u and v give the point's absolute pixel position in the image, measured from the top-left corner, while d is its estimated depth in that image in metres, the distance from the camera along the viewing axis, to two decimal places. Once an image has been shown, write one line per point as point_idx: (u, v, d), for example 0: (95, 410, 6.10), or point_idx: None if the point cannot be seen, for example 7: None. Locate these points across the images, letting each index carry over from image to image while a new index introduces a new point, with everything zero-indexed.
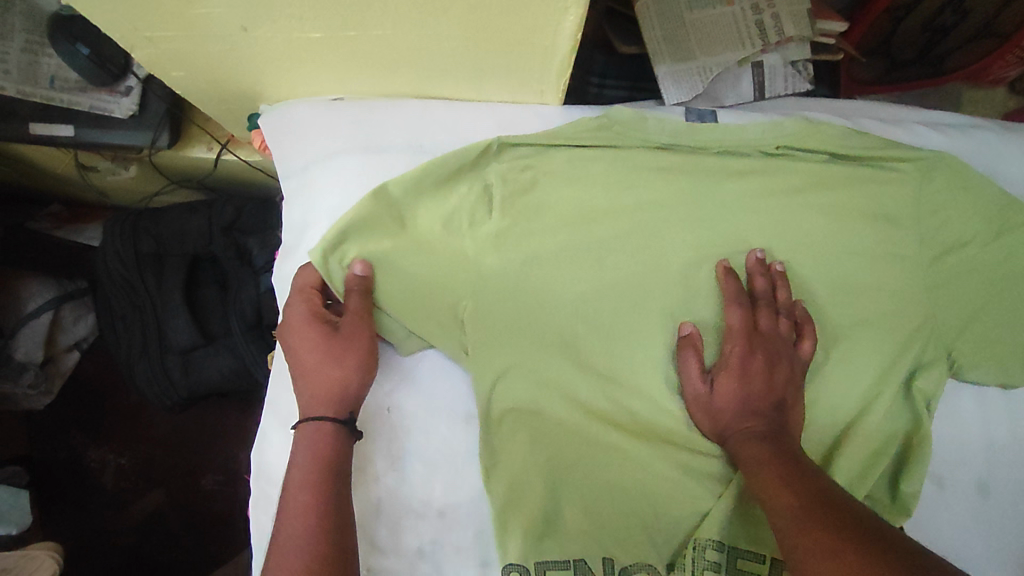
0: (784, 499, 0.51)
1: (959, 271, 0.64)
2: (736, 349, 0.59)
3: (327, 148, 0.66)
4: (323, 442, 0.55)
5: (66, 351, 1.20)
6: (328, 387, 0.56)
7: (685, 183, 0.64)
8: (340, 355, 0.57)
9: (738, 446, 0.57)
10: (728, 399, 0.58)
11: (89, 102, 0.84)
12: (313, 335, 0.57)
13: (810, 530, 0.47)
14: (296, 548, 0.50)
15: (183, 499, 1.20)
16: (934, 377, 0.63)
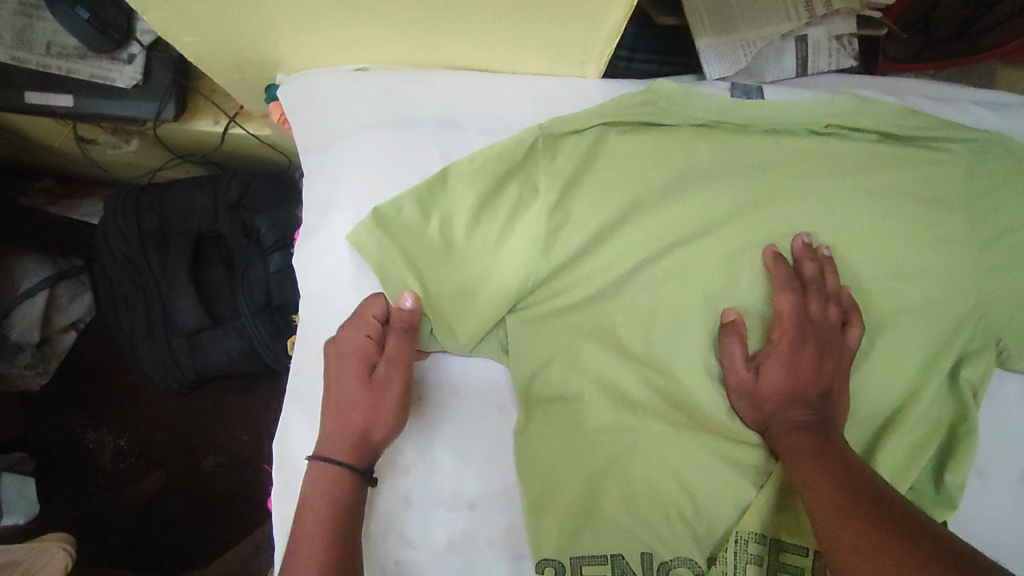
0: (823, 487, 0.49)
1: (1011, 256, 0.61)
2: (785, 337, 0.58)
3: (353, 122, 0.62)
4: (336, 488, 0.51)
5: (63, 331, 1.18)
6: (352, 433, 0.52)
7: (729, 163, 0.61)
8: (375, 405, 0.53)
9: (780, 436, 0.55)
10: (775, 390, 0.57)
11: (89, 70, 0.80)
12: (355, 376, 0.53)
13: (848, 518, 0.46)
14: None
15: (185, 482, 1.17)
16: (982, 367, 0.61)
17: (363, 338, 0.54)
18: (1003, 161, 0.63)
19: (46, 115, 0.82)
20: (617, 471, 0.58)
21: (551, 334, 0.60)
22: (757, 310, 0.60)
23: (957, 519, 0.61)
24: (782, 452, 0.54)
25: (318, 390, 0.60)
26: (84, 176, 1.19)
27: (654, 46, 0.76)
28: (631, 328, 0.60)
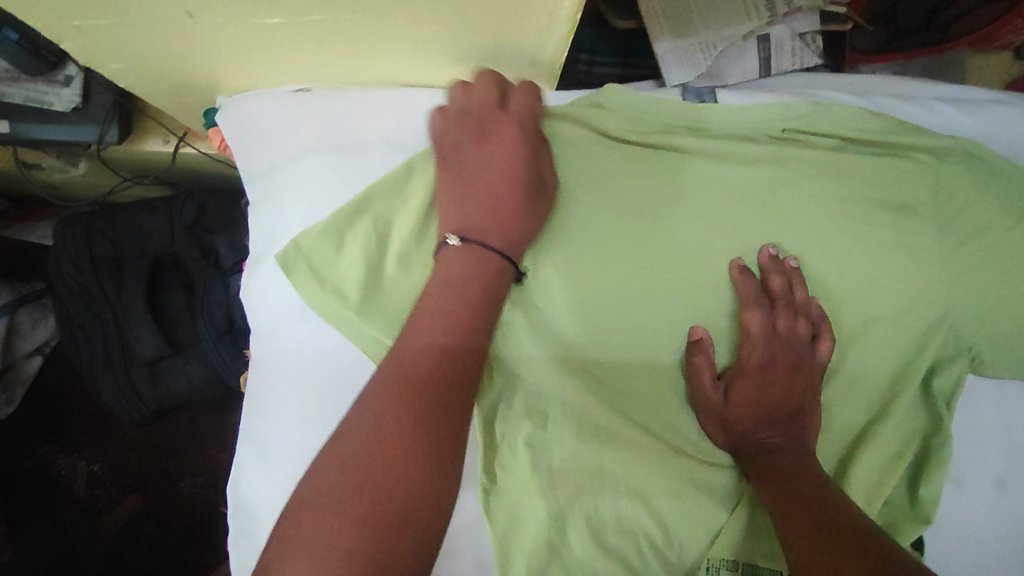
0: (795, 511, 0.48)
1: (982, 259, 0.60)
2: (754, 355, 0.56)
3: (297, 147, 0.59)
4: (488, 257, 0.50)
5: (27, 357, 1.13)
6: (511, 226, 0.52)
7: (686, 176, 0.59)
8: (535, 205, 0.54)
9: (752, 458, 0.54)
10: (748, 407, 0.55)
11: (21, 93, 0.75)
12: (499, 151, 0.54)
13: (822, 542, 0.44)
14: (435, 329, 0.47)
15: (162, 505, 1.15)
16: (952, 375, 0.60)
17: (496, 108, 0.56)
18: (966, 164, 0.61)
19: None
20: (584, 502, 0.56)
21: (512, 361, 0.57)
22: (725, 326, 0.59)
23: (932, 530, 0.60)
24: (755, 474, 0.53)
25: (271, 430, 0.57)
26: (38, 196, 1.15)
27: (614, 49, 0.74)
28: (595, 350, 0.58)
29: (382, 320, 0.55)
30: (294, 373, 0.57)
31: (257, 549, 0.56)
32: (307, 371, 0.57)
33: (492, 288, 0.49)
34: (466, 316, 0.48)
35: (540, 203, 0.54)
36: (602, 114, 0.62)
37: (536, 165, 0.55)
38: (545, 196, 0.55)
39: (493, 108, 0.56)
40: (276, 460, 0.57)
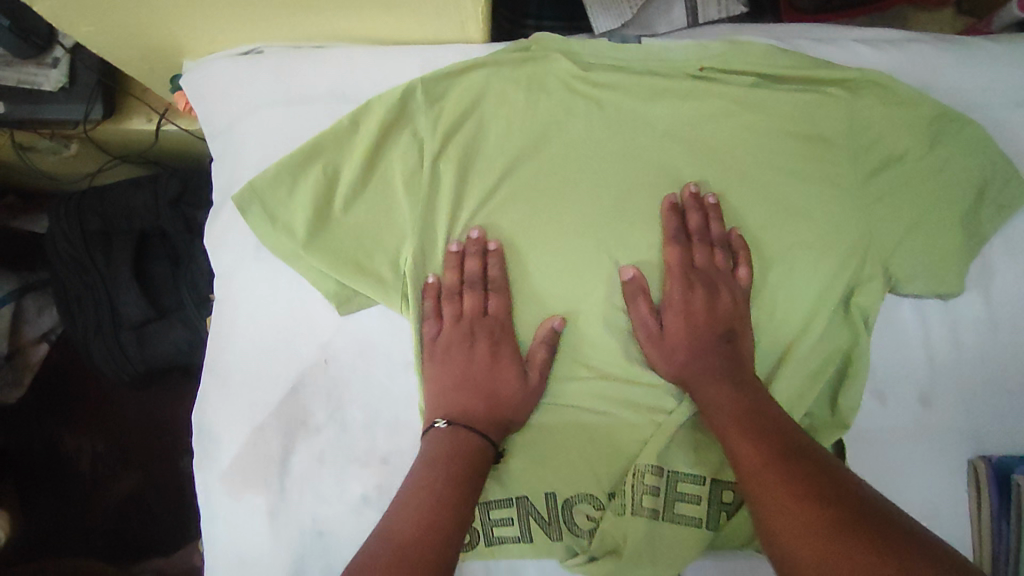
0: (745, 445, 0.51)
1: (891, 184, 0.62)
2: (678, 288, 0.60)
3: (249, 102, 0.64)
4: (470, 439, 0.55)
5: (36, 343, 1.16)
6: (495, 420, 0.57)
7: (609, 113, 0.63)
8: (517, 412, 0.58)
9: (699, 393, 0.57)
10: (681, 342, 0.59)
11: (16, 76, 0.83)
12: (497, 402, 0.58)
13: (774, 475, 0.48)
14: (447, 437, 0.55)
15: (159, 485, 1.16)
16: (873, 293, 0.61)
17: (480, 306, 0.60)
18: (873, 92, 0.63)
19: None
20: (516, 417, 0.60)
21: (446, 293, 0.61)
22: (652, 251, 0.62)
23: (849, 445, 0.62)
24: (704, 408, 0.56)
25: (232, 358, 0.62)
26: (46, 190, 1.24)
27: (558, 13, 0.79)
28: (529, 278, 0.61)
29: (328, 255, 0.59)
30: (252, 306, 0.62)
31: (220, 468, 0.61)
32: (263, 304, 0.62)
33: (488, 407, 0.57)
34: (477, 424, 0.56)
35: (530, 398, 0.59)
36: (530, 56, 0.63)
37: (521, 377, 0.59)
38: (535, 392, 0.59)
39: (481, 308, 0.60)
40: (237, 385, 0.61)
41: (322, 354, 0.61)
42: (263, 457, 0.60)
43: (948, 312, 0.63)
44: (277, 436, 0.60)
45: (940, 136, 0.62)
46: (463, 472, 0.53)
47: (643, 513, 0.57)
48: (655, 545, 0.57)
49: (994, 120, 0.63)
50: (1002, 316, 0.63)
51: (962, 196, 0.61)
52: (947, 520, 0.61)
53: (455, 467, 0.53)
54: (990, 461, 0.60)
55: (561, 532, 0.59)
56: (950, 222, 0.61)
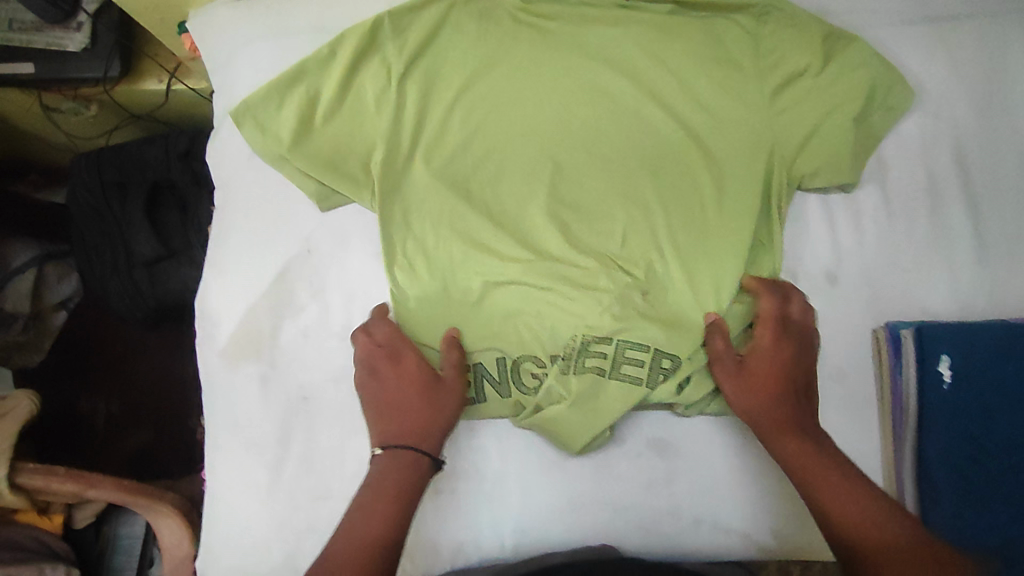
0: (838, 493, 0.55)
1: (795, 99, 0.71)
2: (766, 335, 0.64)
3: (242, 38, 0.75)
4: (407, 461, 0.60)
5: (55, 310, 1.19)
6: (426, 422, 0.62)
7: (549, 38, 0.73)
8: (443, 402, 0.63)
9: (775, 441, 0.60)
10: (752, 387, 0.62)
11: (45, 40, 0.95)
12: (414, 420, 0.62)
13: (876, 527, 0.52)
14: (385, 466, 0.59)
15: (173, 440, 1.19)
16: (781, 186, 0.69)
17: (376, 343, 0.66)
18: (776, 16, 0.73)
19: (13, 84, 0.97)
20: (466, 292, 0.69)
21: (410, 193, 0.71)
22: (589, 153, 0.71)
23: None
24: (783, 454, 0.59)
25: (229, 253, 0.72)
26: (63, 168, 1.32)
27: None
28: (488, 179, 0.71)
29: (308, 160, 0.69)
30: (246, 208, 0.72)
31: (219, 347, 0.71)
32: (255, 206, 0.72)
33: (418, 415, 0.62)
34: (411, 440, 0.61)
35: (451, 390, 0.64)
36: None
37: (432, 377, 0.64)
38: (453, 384, 0.64)
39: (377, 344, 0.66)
40: (234, 276, 0.71)
41: (304, 246, 0.71)
42: (255, 333, 0.70)
43: (850, 202, 0.72)
44: (267, 314, 0.70)
45: (835, 50, 0.72)
46: (403, 498, 0.58)
47: (589, 372, 0.65)
48: (595, 401, 0.66)
49: (878, 38, 0.74)
50: (895, 203, 0.72)
51: (858, 100, 0.70)
52: (855, 378, 0.69)
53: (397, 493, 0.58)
54: (886, 327, 0.69)
55: (510, 390, 0.67)
56: (847, 121, 0.70)
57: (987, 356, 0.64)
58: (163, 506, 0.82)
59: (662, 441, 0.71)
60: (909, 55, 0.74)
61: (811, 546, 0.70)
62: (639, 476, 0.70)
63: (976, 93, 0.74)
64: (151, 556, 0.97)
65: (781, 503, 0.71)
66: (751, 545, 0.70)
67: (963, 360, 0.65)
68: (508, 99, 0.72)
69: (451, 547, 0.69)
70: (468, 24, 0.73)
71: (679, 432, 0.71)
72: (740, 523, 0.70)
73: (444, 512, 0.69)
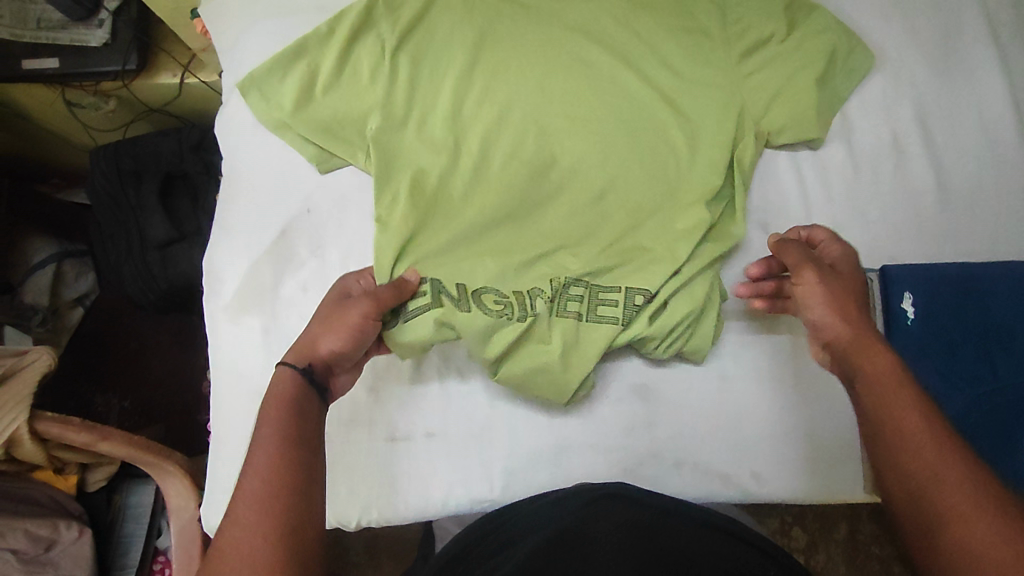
0: (908, 417, 0.48)
1: (760, 62, 0.76)
2: (845, 270, 0.62)
3: (248, 20, 0.82)
4: (287, 379, 0.56)
5: (70, 307, 1.21)
6: (308, 340, 0.60)
7: (529, 14, 0.80)
8: (333, 322, 0.61)
9: (856, 356, 0.55)
10: (842, 301, 0.59)
11: (69, 37, 1.03)
12: (310, 335, 0.61)
13: (946, 449, 0.46)
14: (274, 392, 0.55)
15: (184, 432, 1.20)
16: (748, 142, 0.74)
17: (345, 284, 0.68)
18: None
19: (38, 80, 1.04)
20: (453, 241, 0.72)
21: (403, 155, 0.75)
22: (569, 116, 0.76)
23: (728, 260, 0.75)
24: (860, 362, 0.54)
25: (234, 215, 0.77)
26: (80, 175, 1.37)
27: None
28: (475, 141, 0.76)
29: (308, 125, 0.75)
30: (252, 174, 0.78)
31: (223, 302, 0.75)
32: (259, 172, 0.78)
33: (311, 335, 0.61)
34: (294, 364, 0.57)
35: (348, 325, 0.61)
36: None
37: (343, 302, 0.64)
38: (356, 320, 0.62)
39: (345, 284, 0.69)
40: (237, 237, 0.76)
41: (304, 206, 0.77)
42: (257, 286, 0.75)
43: (817, 158, 0.77)
44: (269, 270, 0.75)
45: (794, 19, 0.78)
46: (291, 418, 0.52)
47: (568, 318, 0.69)
48: (579, 344, 0.69)
49: (838, 8, 0.81)
50: (862, 159, 0.76)
51: (817, 62, 0.75)
52: None
53: (286, 417, 0.52)
54: (856, 273, 0.71)
55: (470, 306, 0.68)
56: (808, 82, 0.75)
57: (947, 294, 0.68)
58: (169, 465, 0.84)
59: (644, 386, 0.74)
60: (867, 22, 0.80)
61: (787, 489, 0.72)
62: (622, 420, 0.73)
63: (934, 55, 0.79)
64: (159, 526, 0.99)
65: (761, 449, 0.73)
66: (733, 488, 0.72)
67: (925, 298, 0.68)
68: (493, 67, 0.77)
69: (440, 489, 0.71)
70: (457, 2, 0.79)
71: (661, 377, 0.74)
72: (720, 465, 0.72)
73: (433, 457, 0.72)
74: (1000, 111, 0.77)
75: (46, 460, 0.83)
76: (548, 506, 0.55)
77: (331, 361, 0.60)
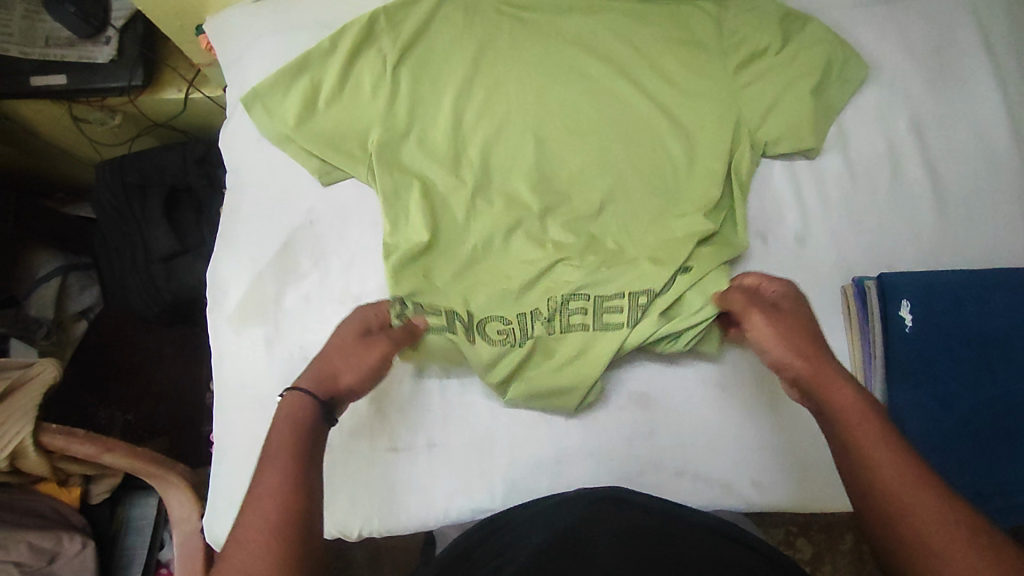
0: (879, 453, 0.48)
1: (756, 73, 0.77)
2: (785, 304, 0.63)
3: (252, 36, 0.83)
4: (301, 409, 0.56)
5: (75, 320, 1.23)
6: (330, 370, 0.61)
7: (527, 27, 0.81)
8: (357, 359, 0.62)
9: (820, 388, 0.55)
10: (798, 338, 0.60)
11: (77, 54, 1.04)
12: (333, 365, 0.61)
13: (910, 490, 0.46)
14: (281, 425, 0.54)
15: (186, 444, 1.21)
16: (745, 152, 0.75)
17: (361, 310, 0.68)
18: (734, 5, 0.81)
19: (46, 96, 1.05)
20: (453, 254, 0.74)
21: (403, 167, 0.76)
22: (568, 128, 0.77)
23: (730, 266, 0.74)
24: (824, 400, 0.55)
25: (238, 227, 0.78)
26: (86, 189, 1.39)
27: None
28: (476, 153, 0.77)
29: (310, 139, 0.76)
30: (256, 187, 0.79)
31: (227, 313, 0.76)
32: (263, 185, 0.79)
33: (335, 365, 0.61)
34: (306, 395, 0.57)
35: (371, 370, 0.62)
36: None
37: (367, 338, 0.65)
38: (377, 365, 0.63)
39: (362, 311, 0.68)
40: (241, 249, 0.77)
41: (307, 219, 0.78)
42: (260, 298, 0.76)
43: (814, 168, 0.77)
44: (272, 282, 0.76)
45: (788, 31, 0.79)
46: (297, 452, 0.52)
47: (573, 327, 0.71)
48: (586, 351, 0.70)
49: (832, 19, 0.82)
50: (857, 168, 0.77)
51: (811, 73, 0.76)
52: (829, 332, 0.71)
53: (291, 452, 0.51)
54: (854, 282, 0.72)
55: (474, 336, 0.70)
56: (803, 92, 0.76)
57: (945, 301, 0.68)
58: (172, 477, 0.84)
59: (646, 395, 0.74)
60: (861, 33, 0.81)
61: (787, 498, 0.72)
62: (622, 429, 0.73)
63: (928, 65, 0.80)
64: (161, 539, 0.99)
65: (762, 457, 0.73)
66: (734, 497, 0.72)
67: (924, 306, 0.68)
68: (493, 80, 0.78)
69: (442, 500, 0.71)
70: (457, 16, 0.81)
71: (663, 388, 0.75)
72: (721, 474, 0.72)
73: (435, 467, 0.72)
74: (994, 120, 0.78)
75: (51, 472, 0.84)
76: (537, 521, 0.54)
77: (348, 396, 0.61)
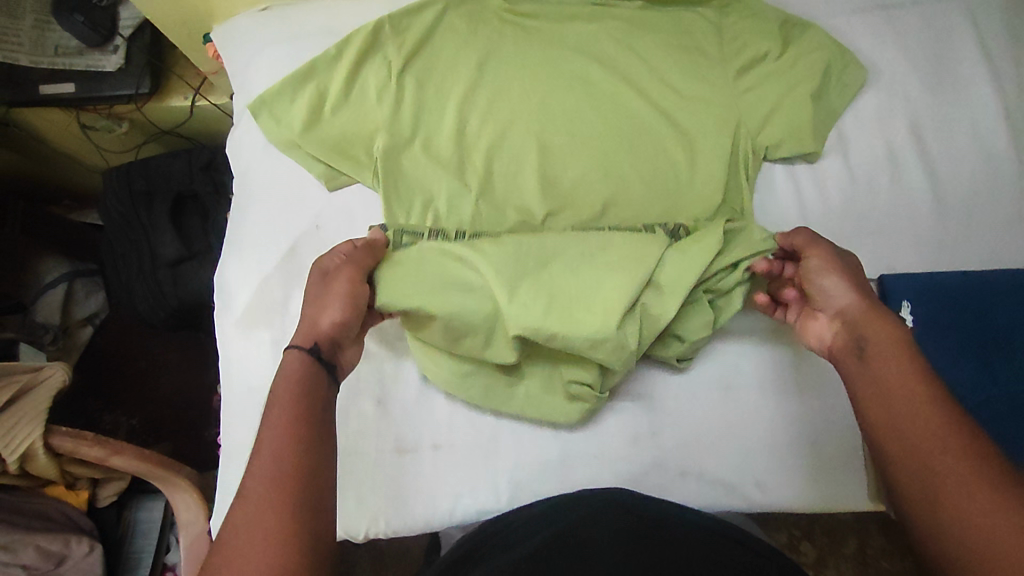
0: (916, 401, 0.49)
1: (756, 79, 0.78)
2: (848, 257, 0.64)
3: (259, 44, 0.85)
4: (304, 378, 0.56)
5: (81, 325, 1.24)
6: (308, 320, 0.61)
7: (531, 34, 0.82)
8: (327, 296, 0.63)
9: (866, 331, 0.56)
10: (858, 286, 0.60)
11: (85, 62, 1.05)
12: (309, 313, 0.62)
13: (944, 435, 0.46)
14: (287, 395, 0.54)
15: (192, 449, 1.21)
16: (745, 155, 0.76)
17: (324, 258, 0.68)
18: (733, 13, 0.82)
19: (55, 103, 1.07)
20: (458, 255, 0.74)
21: (408, 171, 0.77)
22: (570, 133, 0.78)
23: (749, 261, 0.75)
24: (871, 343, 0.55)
25: (246, 231, 0.79)
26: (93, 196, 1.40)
27: None
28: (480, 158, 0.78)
29: (317, 145, 0.78)
30: (263, 191, 0.80)
31: (234, 316, 0.77)
32: (270, 190, 0.80)
33: (310, 316, 0.61)
34: (307, 363, 0.57)
35: (342, 297, 0.62)
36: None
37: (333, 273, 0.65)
38: (348, 289, 0.63)
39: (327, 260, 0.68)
40: (248, 253, 0.78)
41: (313, 223, 0.78)
42: (267, 301, 0.76)
43: (814, 171, 0.78)
44: (278, 286, 0.77)
45: (787, 38, 0.80)
46: (302, 422, 0.52)
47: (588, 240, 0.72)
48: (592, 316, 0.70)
49: (831, 25, 0.83)
50: (857, 171, 0.78)
51: (811, 79, 0.78)
52: None
53: (298, 424, 0.52)
54: None
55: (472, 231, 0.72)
56: (802, 97, 0.77)
57: (946, 303, 0.69)
58: (179, 479, 0.85)
59: (649, 397, 0.75)
60: (859, 39, 0.82)
61: (791, 498, 0.73)
62: (626, 430, 0.74)
63: (926, 70, 0.81)
64: (168, 542, 1.00)
65: (765, 458, 0.74)
66: (736, 497, 0.73)
67: (924, 307, 0.69)
68: (497, 86, 0.80)
69: (447, 501, 0.72)
70: (461, 24, 0.82)
71: (666, 389, 0.75)
72: (725, 475, 0.73)
73: (440, 468, 0.73)
74: (993, 124, 0.79)
75: (59, 475, 0.85)
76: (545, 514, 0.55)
77: (336, 335, 0.61)
